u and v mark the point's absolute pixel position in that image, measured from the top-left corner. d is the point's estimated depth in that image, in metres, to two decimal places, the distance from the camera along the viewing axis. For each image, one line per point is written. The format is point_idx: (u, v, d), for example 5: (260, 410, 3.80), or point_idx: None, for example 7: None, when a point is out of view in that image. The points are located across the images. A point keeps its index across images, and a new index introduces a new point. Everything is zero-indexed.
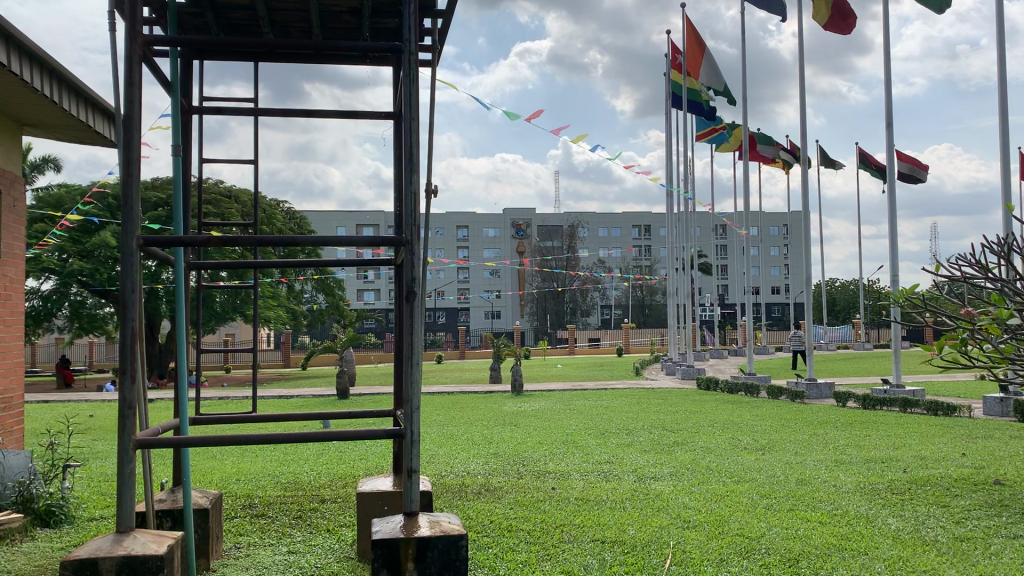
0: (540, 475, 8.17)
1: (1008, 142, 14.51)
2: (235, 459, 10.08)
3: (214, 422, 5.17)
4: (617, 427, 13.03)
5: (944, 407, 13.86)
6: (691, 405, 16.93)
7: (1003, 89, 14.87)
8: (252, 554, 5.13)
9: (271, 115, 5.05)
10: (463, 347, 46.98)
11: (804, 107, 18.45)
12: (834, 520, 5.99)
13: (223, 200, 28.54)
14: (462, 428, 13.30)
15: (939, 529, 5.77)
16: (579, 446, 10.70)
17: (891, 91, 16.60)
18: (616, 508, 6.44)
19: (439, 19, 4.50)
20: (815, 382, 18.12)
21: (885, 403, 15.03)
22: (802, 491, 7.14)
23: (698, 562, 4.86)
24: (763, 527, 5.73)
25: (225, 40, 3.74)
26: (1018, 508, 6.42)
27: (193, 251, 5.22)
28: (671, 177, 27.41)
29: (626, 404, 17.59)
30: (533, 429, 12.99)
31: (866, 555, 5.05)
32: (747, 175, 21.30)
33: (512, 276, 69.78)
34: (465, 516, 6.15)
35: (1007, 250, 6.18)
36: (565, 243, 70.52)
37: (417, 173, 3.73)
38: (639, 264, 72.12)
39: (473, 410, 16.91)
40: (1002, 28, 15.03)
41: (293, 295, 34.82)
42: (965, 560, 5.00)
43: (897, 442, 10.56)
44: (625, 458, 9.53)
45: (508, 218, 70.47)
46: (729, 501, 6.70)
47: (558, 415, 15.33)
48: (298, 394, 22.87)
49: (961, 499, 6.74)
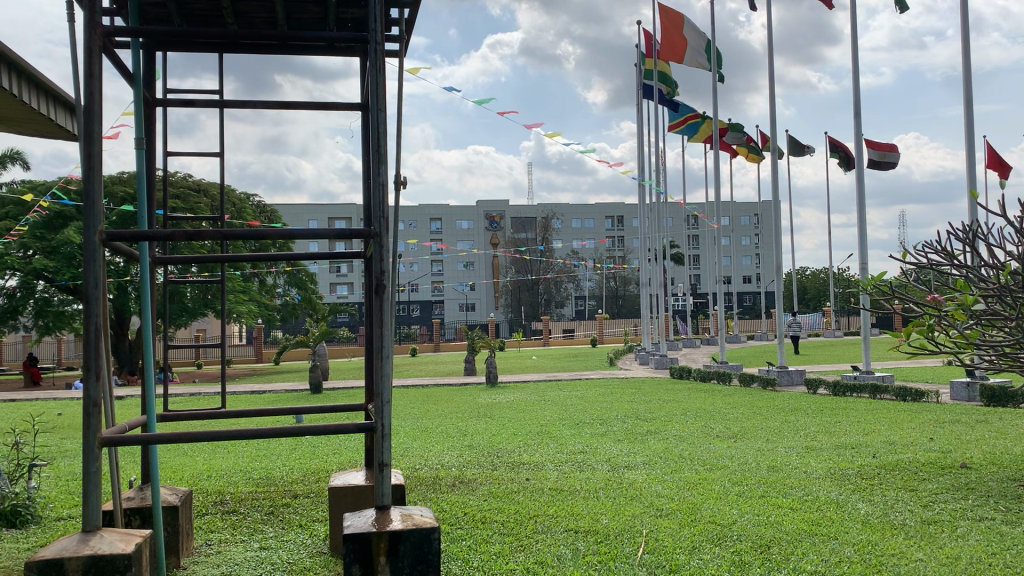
0: (515, 467, 8.17)
1: (973, 130, 14.74)
2: (206, 455, 10.02)
3: (183, 417, 5.08)
4: (590, 417, 13.07)
5: (912, 393, 14.08)
6: (663, 394, 17.04)
7: (969, 77, 15.08)
8: (223, 550, 5.09)
9: (236, 107, 4.99)
10: (437, 340, 46.86)
11: (774, 97, 18.58)
12: (805, 506, 6.05)
13: (191, 194, 28.17)
14: (434, 420, 13.28)
15: (906, 513, 5.86)
16: (552, 436, 10.74)
17: (858, 80, 16.79)
18: (589, 497, 6.47)
19: (406, 10, 4.45)
20: (786, 369, 18.28)
21: (855, 390, 15.25)
22: (774, 478, 7.22)
23: (671, 550, 4.90)
24: (734, 514, 5.77)
25: (188, 31, 3.67)
26: (983, 492, 6.52)
27: (160, 245, 5.13)
28: (643, 168, 27.50)
29: (600, 393, 17.64)
30: (506, 421, 12.99)
31: (835, 540, 5.11)
32: (717, 165, 21.45)
33: (486, 267, 69.75)
34: (439, 509, 6.14)
35: (970, 237, 6.27)
36: (539, 234, 70.59)
37: (384, 165, 3.71)
38: (612, 255, 72.49)
39: (448, 402, 16.87)
40: (967, 17, 15.24)
41: (265, 289, 34.49)
42: (932, 543, 5.08)
43: (865, 427, 10.69)
44: (599, 447, 9.57)
45: (482, 209, 70.31)
46: (701, 488, 6.76)
47: (533, 406, 15.38)
48: (270, 389, 22.70)
49: (928, 483, 6.86)
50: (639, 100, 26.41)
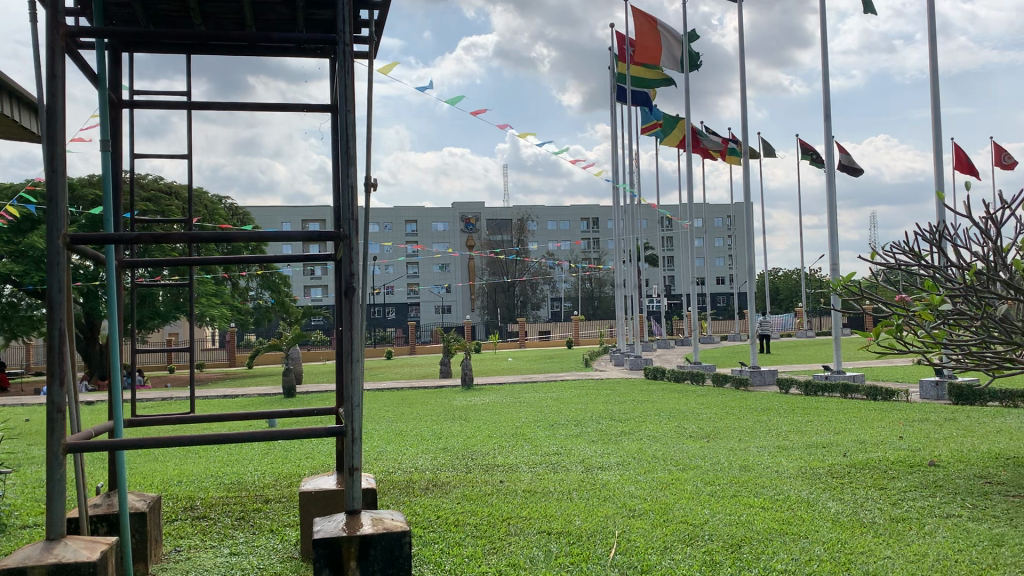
0: (488, 469, 8.16)
1: (940, 133, 14.94)
2: (177, 460, 9.92)
3: (150, 422, 5.01)
4: (565, 418, 13.09)
5: (883, 392, 14.24)
6: (637, 395, 17.10)
7: (936, 80, 15.29)
8: (193, 556, 5.03)
9: (204, 109, 4.94)
10: (413, 342, 46.74)
11: (746, 100, 18.73)
12: (775, 506, 6.09)
13: (163, 196, 27.87)
14: (409, 423, 13.23)
15: (876, 511, 5.92)
16: (527, 438, 10.74)
17: (828, 83, 16.97)
18: (562, 499, 6.48)
19: (375, 11, 4.44)
20: (759, 369, 18.42)
21: (826, 389, 15.40)
22: (746, 477, 7.26)
23: (642, 551, 4.91)
24: (706, 514, 5.80)
25: (153, 31, 3.63)
26: (951, 489, 6.61)
27: (127, 248, 5.06)
28: (617, 170, 27.61)
29: (575, 395, 17.67)
30: (481, 423, 12.98)
31: (806, 539, 5.14)
32: (691, 167, 21.61)
33: (461, 269, 69.66)
34: (411, 512, 6.11)
35: (937, 238, 6.36)
36: (515, 236, 70.61)
37: (353, 166, 3.68)
38: (588, 257, 72.71)
39: (423, 405, 16.82)
40: (934, 21, 15.46)
41: (238, 292, 34.19)
42: (900, 540, 5.14)
43: (836, 426, 10.80)
44: (573, 449, 9.59)
45: (457, 211, 70.19)
46: (673, 489, 6.79)
47: (508, 408, 15.37)
48: (243, 393, 22.51)
49: (898, 481, 6.93)
50: (613, 102, 26.51)
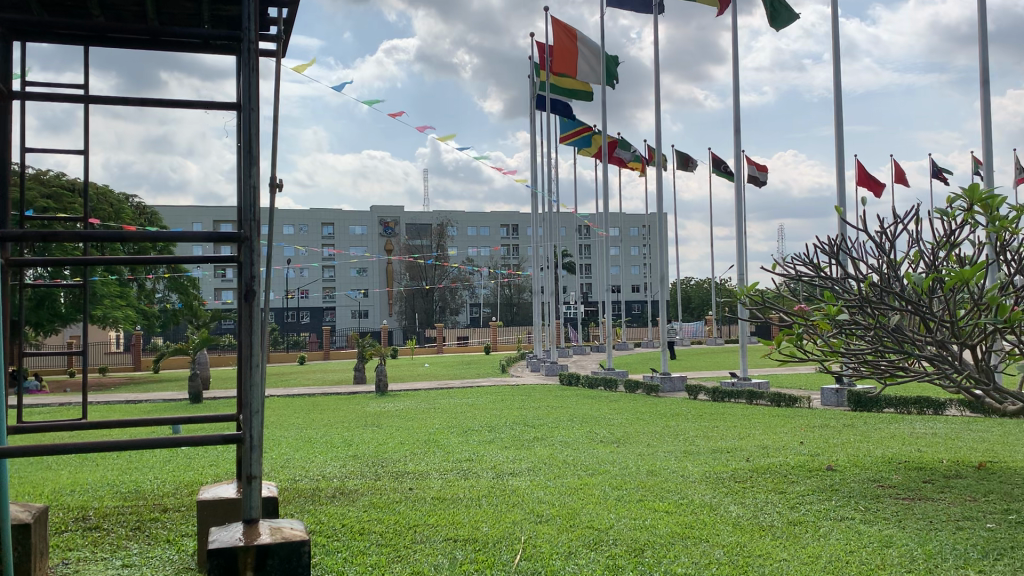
0: (398, 476, 8.08)
1: (843, 150, 15.55)
2: (71, 469, 9.51)
3: (36, 429, 4.77)
4: (478, 425, 13.07)
5: (786, 399, 14.70)
6: (551, 401, 17.21)
7: (839, 99, 15.91)
8: (81, 570, 4.81)
9: (101, 104, 4.76)
10: (328, 348, 45.97)
11: (660, 112, 19.12)
12: (679, 510, 6.21)
13: (63, 193, 26.72)
14: (319, 430, 13.03)
15: (774, 514, 6.10)
16: (439, 445, 10.69)
17: (739, 98, 17.47)
18: (471, 505, 6.46)
19: (284, 9, 4.36)
20: (669, 375, 18.77)
21: (733, 395, 15.83)
22: (652, 482, 7.39)
23: (547, 556, 4.93)
24: (612, 518, 5.88)
25: (44, 20, 3.47)
26: (845, 492, 6.87)
27: (15, 247, 4.82)
28: (536, 177, 27.80)
29: (489, 401, 17.67)
30: (394, 429, 12.85)
31: (706, 542, 5.27)
32: (607, 176, 21.96)
33: (379, 274, 68.93)
34: (315, 520, 5.99)
35: (834, 252, 6.62)
36: (433, 242, 70.27)
37: (255, 166, 3.60)
38: (507, 263, 72.95)
39: (335, 412, 16.54)
40: (838, 42, 16.09)
41: (144, 294, 33.00)
42: (796, 543, 5.31)
43: (741, 432, 11.10)
44: (484, 455, 9.59)
45: (375, 215, 69.43)
46: (581, 494, 6.86)
47: (422, 415, 15.27)
48: (146, 399, 21.71)
49: (797, 485, 7.17)
50: (532, 110, 26.71)
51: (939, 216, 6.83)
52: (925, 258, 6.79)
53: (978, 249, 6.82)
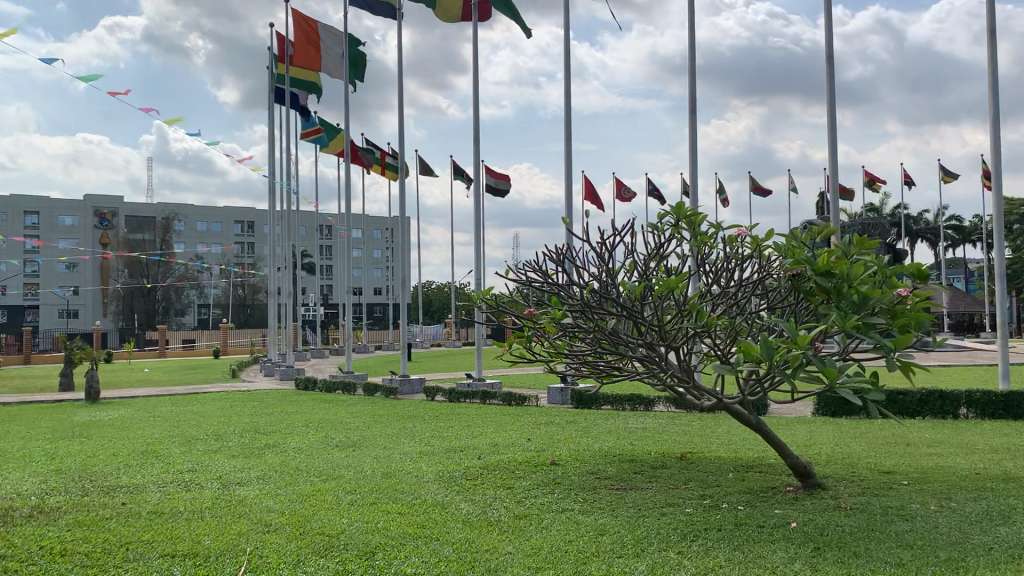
0: (109, 491, 7.42)
1: (571, 164, 16.61)
2: None
3: None
4: (204, 432, 12.34)
5: (516, 398, 15.42)
6: (286, 406, 16.68)
7: (568, 117, 16.97)
8: None
9: None
10: (29, 352, 41.18)
11: (402, 116, 19.27)
12: (411, 510, 6.28)
13: None
14: (12, 443, 11.62)
15: (501, 509, 6.35)
16: (159, 455, 9.96)
17: (478, 108, 18.06)
18: (192, 518, 6.08)
19: None
20: (406, 378, 18.94)
21: (467, 395, 16.31)
22: (385, 484, 7.41)
23: (274, 566, 4.76)
24: (344, 523, 5.81)
25: None
26: (566, 485, 7.31)
27: None
28: (273, 173, 26.85)
29: (217, 407, 16.77)
30: (107, 440, 11.78)
31: (436, 541, 5.37)
32: (348, 177, 21.73)
33: (93, 270, 62.93)
34: (6, 544, 5.34)
35: (560, 259, 7.04)
36: (158, 237, 65.46)
37: None
38: (240, 262, 69.79)
39: (35, 423, 14.84)
40: (568, 63, 17.15)
41: None
42: (521, 536, 5.57)
43: (474, 431, 11.45)
44: (211, 464, 9.08)
45: (90, 204, 63.34)
46: (313, 500, 6.70)
47: (140, 424, 14.14)
48: None
49: (523, 480, 7.52)
50: (271, 104, 25.78)
51: (651, 229, 7.46)
52: (639, 267, 7.39)
53: (684, 260, 7.53)
